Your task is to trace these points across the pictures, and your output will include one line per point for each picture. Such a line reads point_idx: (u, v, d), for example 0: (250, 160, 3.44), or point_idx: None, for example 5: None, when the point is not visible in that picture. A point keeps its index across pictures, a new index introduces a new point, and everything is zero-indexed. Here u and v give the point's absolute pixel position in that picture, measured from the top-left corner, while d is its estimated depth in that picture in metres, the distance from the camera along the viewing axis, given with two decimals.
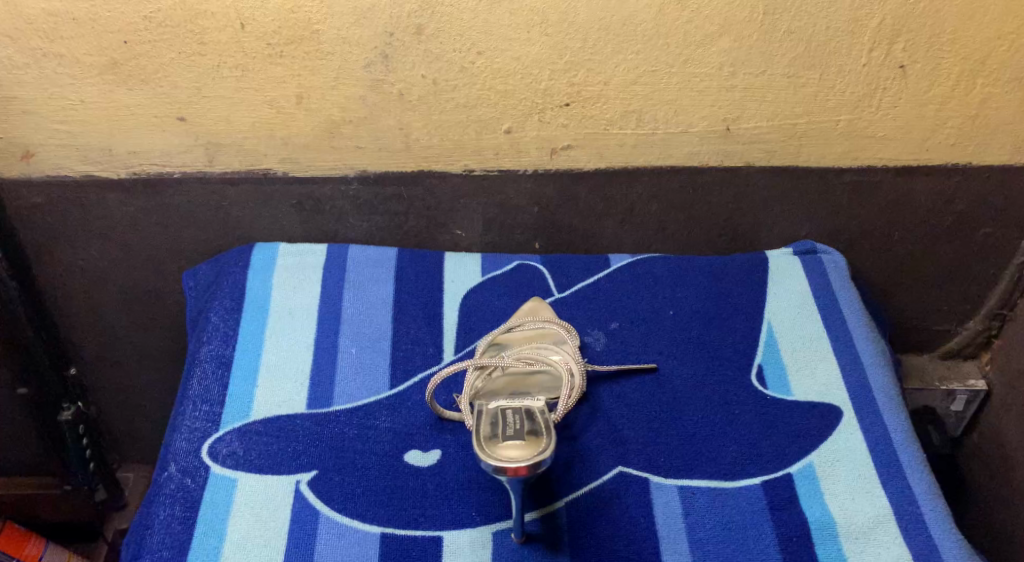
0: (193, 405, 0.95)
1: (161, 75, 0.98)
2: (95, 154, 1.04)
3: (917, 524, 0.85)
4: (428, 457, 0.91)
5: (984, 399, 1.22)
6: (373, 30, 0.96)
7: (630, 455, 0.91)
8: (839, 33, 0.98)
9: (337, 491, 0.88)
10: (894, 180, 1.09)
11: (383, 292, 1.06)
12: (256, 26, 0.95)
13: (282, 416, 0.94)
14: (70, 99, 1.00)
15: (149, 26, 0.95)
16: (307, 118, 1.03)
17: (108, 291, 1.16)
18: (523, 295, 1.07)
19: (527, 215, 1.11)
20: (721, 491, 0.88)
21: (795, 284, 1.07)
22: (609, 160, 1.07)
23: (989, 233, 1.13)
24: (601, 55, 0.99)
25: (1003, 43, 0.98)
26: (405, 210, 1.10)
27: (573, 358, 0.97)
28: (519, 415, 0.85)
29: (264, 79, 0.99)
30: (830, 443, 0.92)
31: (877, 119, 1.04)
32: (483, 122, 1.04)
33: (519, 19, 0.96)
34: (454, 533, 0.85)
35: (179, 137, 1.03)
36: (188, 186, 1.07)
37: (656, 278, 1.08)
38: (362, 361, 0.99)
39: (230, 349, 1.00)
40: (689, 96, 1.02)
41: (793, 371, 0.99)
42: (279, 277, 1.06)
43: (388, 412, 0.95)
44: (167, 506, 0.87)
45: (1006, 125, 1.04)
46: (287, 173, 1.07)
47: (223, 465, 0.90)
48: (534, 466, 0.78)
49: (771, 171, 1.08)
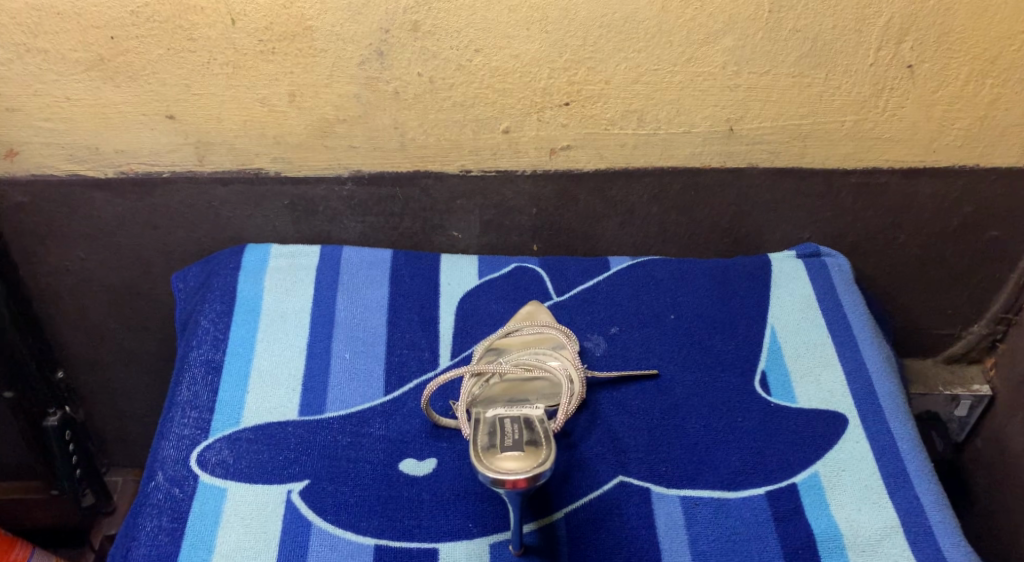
0: (181, 412, 0.92)
1: (150, 72, 0.96)
2: (81, 153, 1.01)
3: (926, 536, 0.83)
4: (423, 466, 0.89)
5: (988, 404, 1.20)
6: (368, 26, 0.93)
7: (631, 464, 0.89)
8: (846, 32, 0.95)
9: (330, 501, 0.85)
10: (900, 181, 1.07)
11: (378, 296, 1.03)
12: (248, 22, 0.92)
13: (273, 423, 0.92)
14: (55, 96, 0.97)
15: (136, 21, 0.92)
16: (299, 117, 1.00)
17: (96, 292, 1.13)
18: (520, 298, 1.04)
19: (525, 216, 1.09)
20: (725, 501, 0.86)
21: (798, 288, 1.05)
22: (609, 160, 1.04)
23: (995, 236, 1.11)
24: (602, 53, 0.96)
25: (1013, 42, 0.96)
26: (401, 211, 1.08)
27: (573, 363, 0.94)
28: (518, 424, 0.83)
29: (255, 76, 0.96)
30: (835, 451, 0.90)
31: (883, 121, 1.02)
32: (481, 122, 1.01)
33: (519, 16, 0.93)
34: (450, 545, 0.83)
35: (169, 136, 1.01)
36: (177, 185, 1.04)
37: (657, 282, 1.05)
38: (356, 367, 0.97)
39: (220, 353, 0.97)
40: (692, 96, 1.00)
41: (797, 378, 0.96)
42: (271, 280, 1.04)
43: (383, 419, 0.92)
44: (154, 517, 0.84)
45: (1015, 126, 1.02)
46: (278, 173, 1.04)
47: (212, 473, 0.87)
48: (533, 479, 0.76)
49: (775, 173, 1.06)
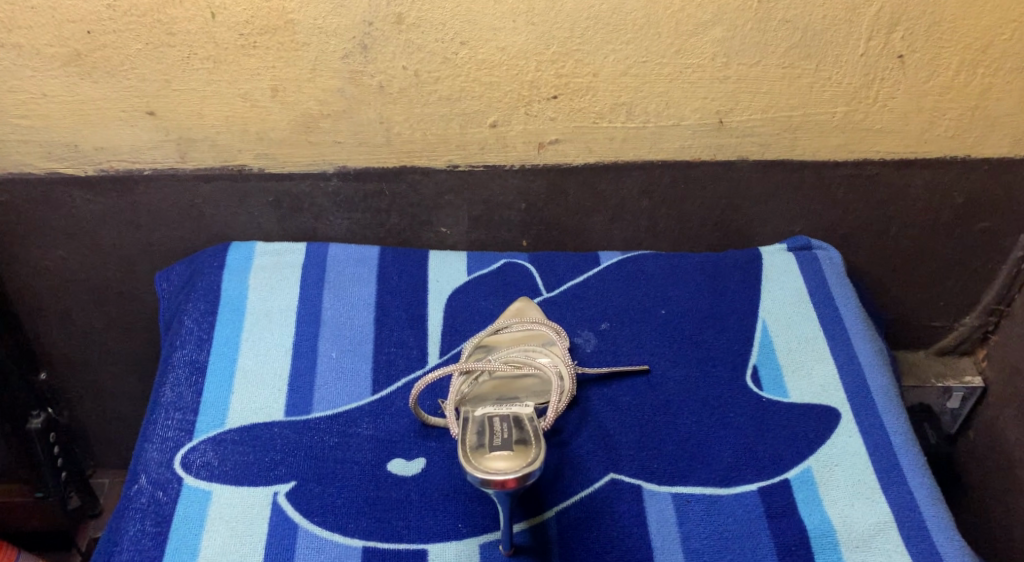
0: (165, 413, 0.90)
1: (128, 68, 0.94)
2: (60, 150, 0.99)
3: (920, 531, 0.82)
4: (411, 466, 0.87)
5: (981, 395, 1.19)
6: (351, 19, 0.92)
7: (623, 461, 0.87)
8: (836, 23, 0.94)
9: (317, 503, 0.84)
10: (891, 172, 1.06)
11: (365, 293, 1.02)
12: (228, 15, 0.91)
13: (259, 424, 0.90)
14: (31, 92, 0.95)
15: (113, 15, 0.90)
16: (282, 112, 0.98)
17: (78, 292, 1.11)
18: (510, 294, 1.03)
19: (514, 211, 1.07)
20: (718, 498, 0.85)
21: (789, 282, 1.04)
22: (598, 154, 1.03)
23: (987, 227, 1.10)
24: (589, 45, 0.95)
25: (1005, 31, 0.94)
26: (388, 207, 1.06)
27: (563, 360, 0.93)
28: (507, 423, 0.81)
29: (237, 70, 0.95)
30: (827, 446, 0.89)
31: (874, 112, 1.01)
32: (467, 115, 0.99)
33: (505, 7, 0.91)
34: (439, 546, 0.81)
35: (149, 132, 0.99)
36: (159, 182, 1.02)
37: (647, 276, 1.04)
38: (343, 366, 0.95)
39: (204, 354, 0.95)
40: (681, 88, 0.98)
41: (789, 373, 0.95)
42: (256, 278, 1.02)
43: (370, 419, 0.91)
44: (137, 521, 0.83)
45: (1006, 117, 1.01)
46: (262, 169, 1.03)
47: (196, 476, 0.86)
48: (522, 479, 0.75)
49: (766, 165, 1.05)
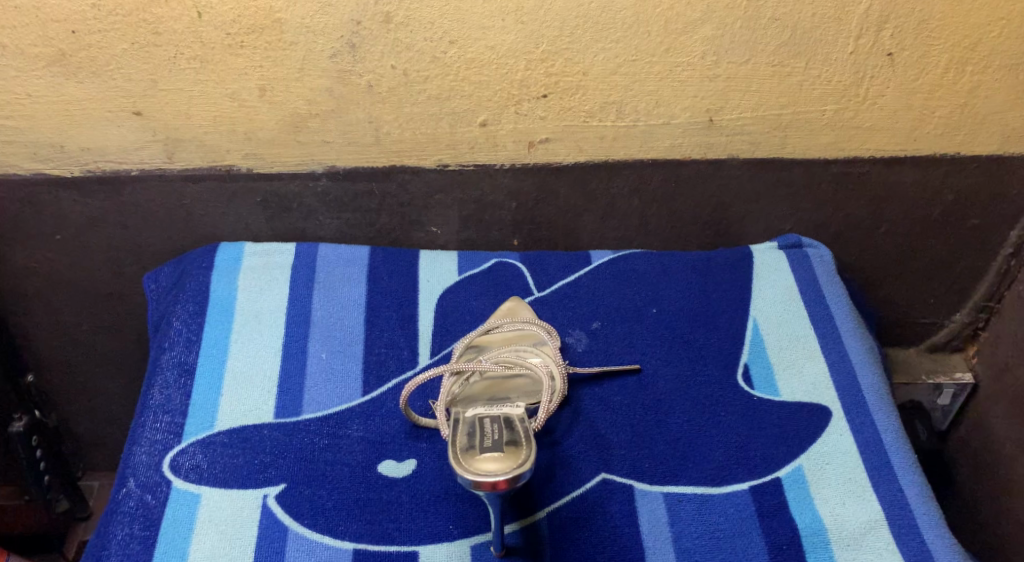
0: (154, 416, 0.90)
1: (114, 67, 0.93)
2: (45, 151, 0.99)
3: (911, 529, 0.82)
4: (402, 467, 0.87)
5: (972, 391, 1.19)
6: (339, 18, 0.91)
7: (614, 461, 0.87)
8: (826, 21, 0.94)
9: (307, 505, 0.84)
10: (881, 170, 1.06)
11: (355, 294, 1.01)
12: (214, 15, 0.90)
13: (248, 426, 0.90)
14: (16, 93, 0.94)
15: (98, 15, 0.89)
16: (270, 111, 0.98)
17: (66, 294, 1.10)
18: (501, 294, 1.03)
19: (505, 210, 1.07)
20: (709, 497, 0.85)
21: (780, 280, 1.03)
22: (589, 153, 1.03)
23: (977, 224, 1.10)
24: (578, 43, 0.94)
25: (994, 28, 0.94)
26: (378, 207, 1.06)
27: (553, 360, 0.93)
28: (497, 424, 0.81)
29: (224, 70, 0.94)
30: (819, 445, 0.89)
31: (864, 109, 1.01)
32: (457, 115, 0.99)
33: (493, 6, 0.91)
34: (430, 547, 0.81)
35: (136, 132, 0.98)
36: (146, 183, 1.02)
37: (637, 275, 1.04)
38: (333, 367, 0.95)
39: (193, 355, 0.95)
40: (671, 87, 0.98)
41: (780, 371, 0.95)
42: (245, 279, 1.02)
43: (361, 420, 0.91)
44: (125, 525, 0.82)
45: (995, 115, 1.01)
46: (250, 169, 1.02)
47: (185, 479, 0.85)
48: (512, 480, 0.74)
49: (756, 163, 1.05)
